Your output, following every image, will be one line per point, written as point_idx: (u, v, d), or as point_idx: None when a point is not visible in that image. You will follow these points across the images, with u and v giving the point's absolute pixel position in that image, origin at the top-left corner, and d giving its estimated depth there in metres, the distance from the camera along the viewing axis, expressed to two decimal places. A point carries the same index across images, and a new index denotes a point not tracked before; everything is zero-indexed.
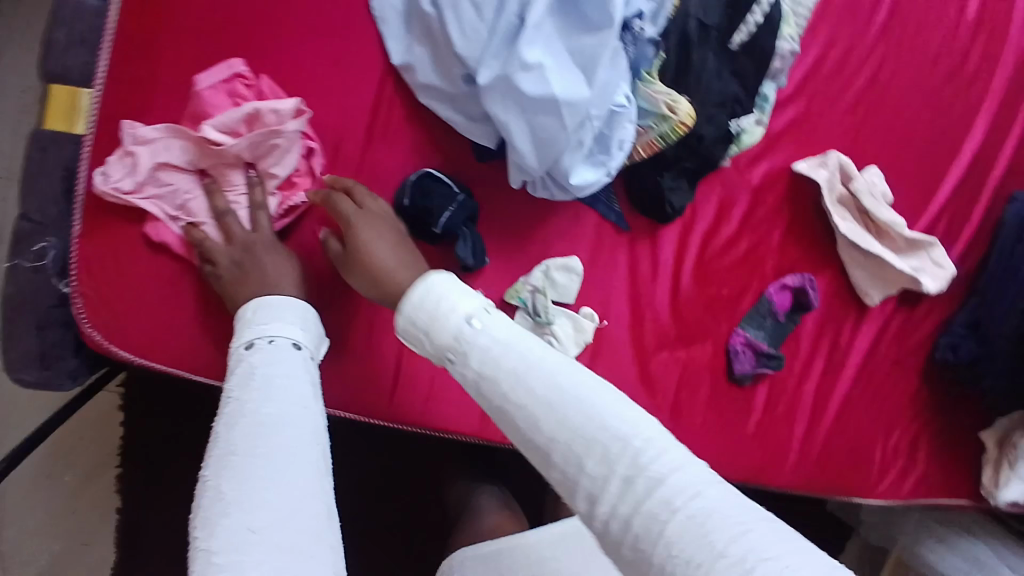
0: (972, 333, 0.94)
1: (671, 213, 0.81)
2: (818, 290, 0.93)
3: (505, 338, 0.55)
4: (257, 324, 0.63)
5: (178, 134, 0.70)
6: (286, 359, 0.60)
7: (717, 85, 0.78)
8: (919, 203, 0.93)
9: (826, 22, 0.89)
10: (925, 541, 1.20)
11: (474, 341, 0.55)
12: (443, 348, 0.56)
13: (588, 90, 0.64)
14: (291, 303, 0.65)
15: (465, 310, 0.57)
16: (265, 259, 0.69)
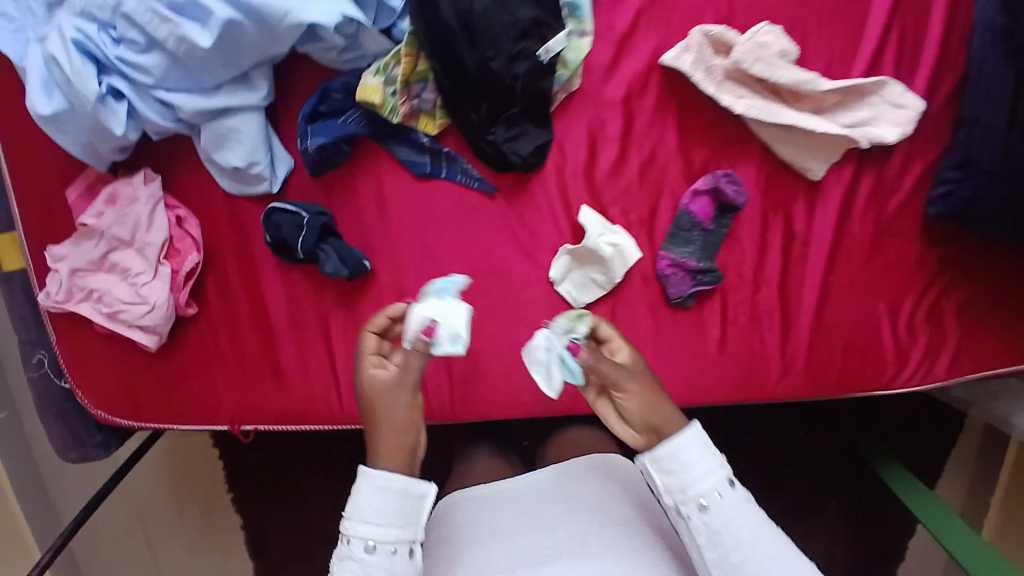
0: (964, 173, 0.80)
1: (521, 163, 0.76)
2: (740, 182, 0.82)
3: (749, 526, 0.60)
4: (360, 518, 0.59)
5: (74, 241, 0.77)
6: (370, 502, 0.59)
7: (506, 20, 0.72)
8: (822, 55, 0.82)
9: None
10: None
11: (724, 495, 0.60)
12: (692, 498, 0.60)
13: None
14: (362, 489, 0.59)
15: (721, 474, 0.61)
16: (394, 398, 0.63)
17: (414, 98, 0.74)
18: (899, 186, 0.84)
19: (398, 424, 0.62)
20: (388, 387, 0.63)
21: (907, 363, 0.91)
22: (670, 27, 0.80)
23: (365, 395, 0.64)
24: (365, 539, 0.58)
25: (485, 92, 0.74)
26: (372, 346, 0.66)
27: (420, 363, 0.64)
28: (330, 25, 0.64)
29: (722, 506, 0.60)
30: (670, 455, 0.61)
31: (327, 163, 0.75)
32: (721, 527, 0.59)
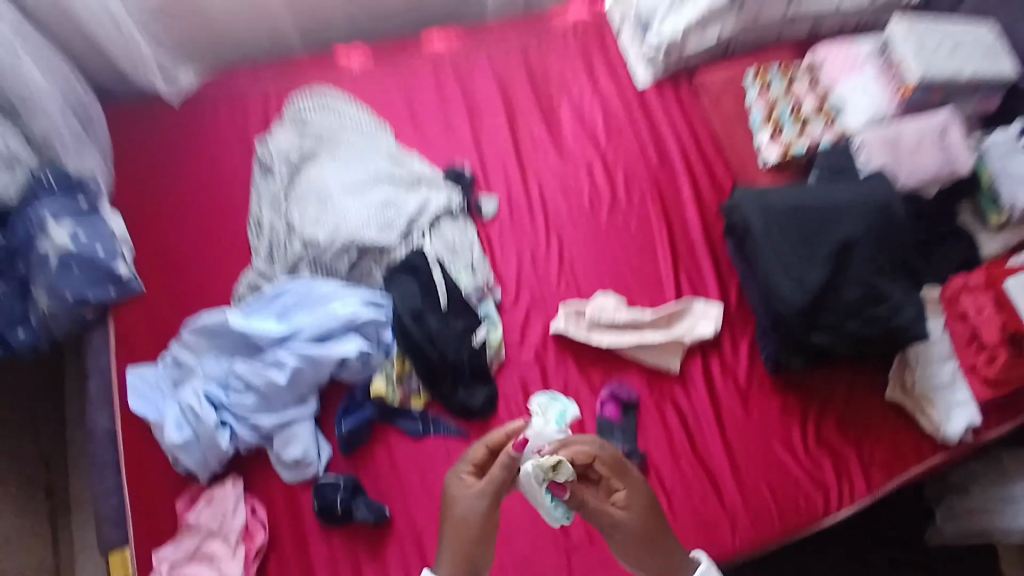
0: (771, 338, 1.18)
1: (481, 409, 1.14)
2: (631, 386, 1.19)
3: None
4: None
5: (177, 543, 1.06)
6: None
7: (448, 331, 1.16)
8: (651, 296, 1.28)
9: (509, 243, 1.32)
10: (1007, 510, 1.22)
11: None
12: None
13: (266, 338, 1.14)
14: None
15: None
16: (465, 497, 0.83)
17: (406, 387, 1.15)
18: (738, 360, 1.22)
19: (471, 530, 0.81)
20: (468, 502, 0.82)
21: (830, 489, 1.11)
22: (550, 309, 1.26)
23: (450, 498, 0.84)
24: None
25: (444, 374, 1.15)
26: (478, 457, 0.86)
27: (495, 474, 0.82)
28: (353, 355, 1.12)
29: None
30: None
31: (353, 442, 1.11)
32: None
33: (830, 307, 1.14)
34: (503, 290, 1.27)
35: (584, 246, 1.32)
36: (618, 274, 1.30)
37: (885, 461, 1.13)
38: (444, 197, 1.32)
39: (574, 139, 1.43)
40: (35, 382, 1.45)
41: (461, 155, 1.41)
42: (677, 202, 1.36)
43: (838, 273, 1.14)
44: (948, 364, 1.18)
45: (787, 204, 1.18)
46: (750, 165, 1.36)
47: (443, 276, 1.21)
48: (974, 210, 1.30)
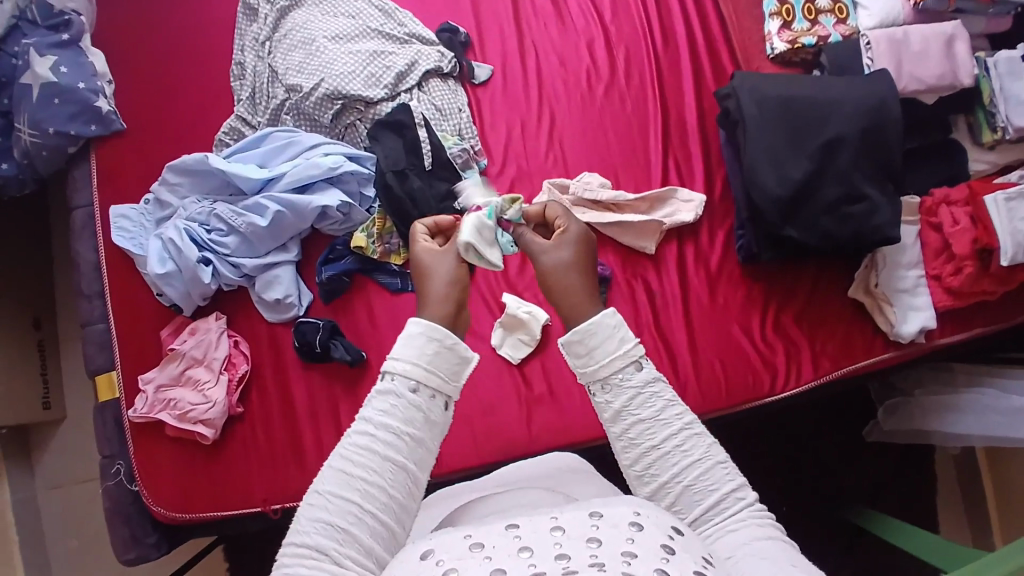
0: (747, 229, 1.20)
1: None
2: (607, 264, 1.24)
3: (640, 387, 0.64)
4: (409, 349, 0.62)
5: (160, 367, 1.14)
6: (422, 340, 0.63)
7: (431, 190, 1.13)
8: (635, 180, 1.27)
9: (500, 112, 1.28)
10: (947, 418, 1.34)
11: (629, 375, 0.64)
12: (594, 381, 0.65)
13: (246, 182, 1.13)
14: (412, 334, 0.63)
15: (623, 351, 0.65)
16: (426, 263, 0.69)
17: (386, 244, 1.16)
18: (712, 249, 1.25)
19: (444, 283, 0.67)
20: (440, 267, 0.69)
21: (778, 373, 1.19)
22: (536, 184, 1.25)
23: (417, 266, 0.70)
24: (398, 375, 0.62)
25: None
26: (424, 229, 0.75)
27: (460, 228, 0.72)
28: (332, 206, 1.12)
29: (625, 386, 0.64)
30: (578, 338, 0.65)
31: (333, 288, 1.15)
32: (624, 404, 0.64)
33: (811, 204, 1.10)
34: (489, 160, 1.24)
35: (575, 124, 1.28)
36: (607, 156, 1.28)
37: (836, 353, 1.21)
38: (435, 54, 1.24)
39: (577, 12, 1.35)
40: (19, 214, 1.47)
41: (456, 18, 1.33)
42: (676, 86, 1.31)
43: (825, 166, 1.10)
44: (916, 271, 1.20)
45: (786, 94, 1.12)
46: (756, 52, 1.28)
47: (428, 136, 1.16)
48: (970, 124, 1.25)
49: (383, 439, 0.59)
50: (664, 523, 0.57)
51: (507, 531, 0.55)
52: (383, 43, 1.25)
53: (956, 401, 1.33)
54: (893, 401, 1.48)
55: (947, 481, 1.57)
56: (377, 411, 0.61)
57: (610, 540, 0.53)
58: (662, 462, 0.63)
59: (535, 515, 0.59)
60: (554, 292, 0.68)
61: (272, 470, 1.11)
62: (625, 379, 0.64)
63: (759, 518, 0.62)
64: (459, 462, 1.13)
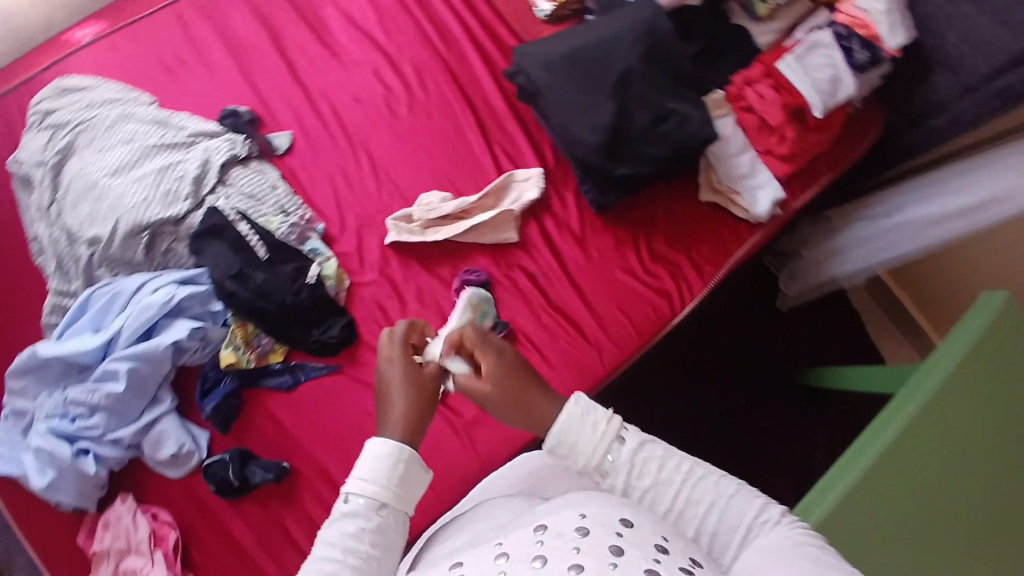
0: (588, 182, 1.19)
1: (339, 337, 1.12)
2: (481, 268, 1.22)
3: (631, 459, 0.64)
4: (374, 470, 0.64)
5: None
6: (386, 458, 0.65)
7: (278, 279, 1.08)
8: (473, 179, 1.25)
9: (315, 170, 1.21)
10: (835, 263, 1.44)
11: (616, 453, 0.65)
12: (593, 473, 0.66)
13: (87, 354, 1.05)
14: (381, 455, 0.65)
15: (601, 433, 0.65)
16: (394, 374, 0.76)
17: (257, 348, 1.10)
18: (570, 212, 1.27)
19: (403, 402, 0.73)
20: (404, 377, 0.75)
21: (672, 296, 1.24)
22: (381, 225, 1.20)
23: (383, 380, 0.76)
24: (363, 495, 0.63)
25: (290, 321, 1.09)
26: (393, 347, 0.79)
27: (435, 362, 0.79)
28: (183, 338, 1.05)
29: (618, 464, 0.65)
30: (557, 441, 0.67)
31: (223, 415, 1.09)
32: (625, 481, 0.64)
33: (628, 138, 1.14)
34: (326, 222, 1.18)
35: (394, 151, 1.24)
36: (438, 168, 1.24)
37: (717, 255, 1.26)
38: (224, 142, 1.16)
39: (350, 43, 1.30)
40: None
41: (231, 96, 1.25)
42: (472, 74, 1.29)
43: (625, 98, 1.13)
44: (746, 154, 1.26)
45: (565, 49, 1.14)
46: (529, 19, 1.31)
47: (251, 228, 1.10)
48: (744, 8, 1.32)
49: (351, 563, 0.60)
50: (611, 519, 0.57)
51: (458, 568, 0.60)
52: (168, 156, 1.16)
53: (836, 245, 1.44)
54: (789, 266, 1.59)
55: (871, 312, 1.67)
56: (348, 539, 0.61)
57: (555, 553, 0.53)
58: (680, 518, 0.62)
59: (486, 547, 0.63)
60: (510, 406, 0.73)
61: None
62: (614, 457, 0.65)
63: (788, 528, 0.59)
64: (426, 517, 1.11)
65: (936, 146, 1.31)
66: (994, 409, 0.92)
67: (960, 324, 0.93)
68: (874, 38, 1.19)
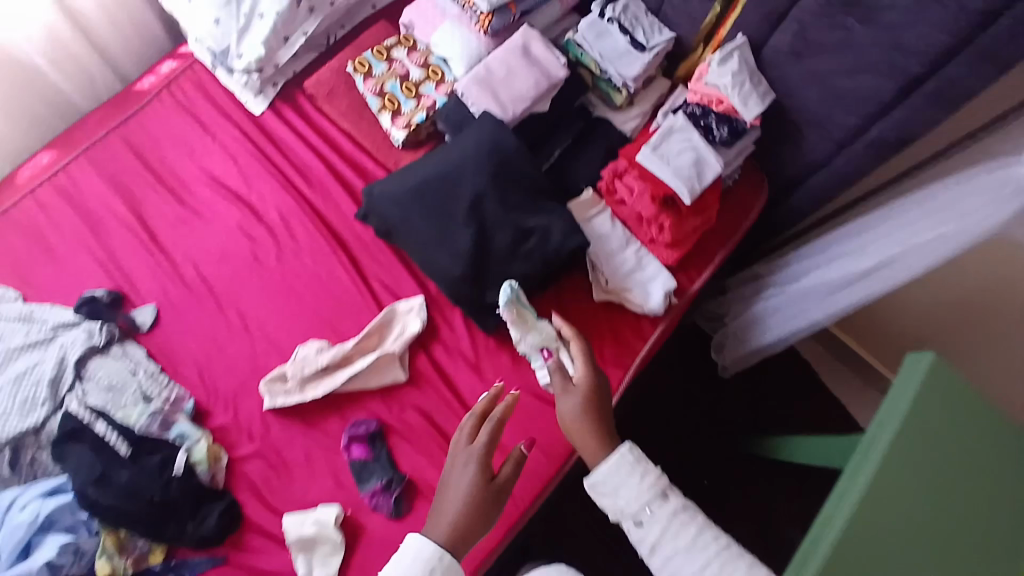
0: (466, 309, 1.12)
1: (216, 531, 1.02)
2: (370, 417, 1.14)
3: (670, 544, 0.80)
4: (409, 566, 0.85)
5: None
6: (411, 571, 0.85)
7: (139, 477, 0.99)
8: (352, 320, 1.18)
9: (181, 341, 1.14)
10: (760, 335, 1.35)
11: (661, 503, 0.83)
12: (628, 517, 0.83)
13: None
14: (417, 557, 0.86)
15: (648, 494, 0.83)
16: (452, 474, 0.93)
17: (135, 552, 1.01)
18: (460, 335, 1.20)
19: (456, 506, 0.90)
20: (460, 477, 0.92)
21: None
22: (255, 390, 1.12)
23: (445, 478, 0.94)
24: None
25: (157, 521, 0.99)
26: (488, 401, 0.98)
27: (512, 461, 0.96)
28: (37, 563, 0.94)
29: (655, 519, 0.82)
30: (602, 479, 0.85)
31: None
32: (658, 537, 0.81)
33: (493, 259, 1.07)
34: (196, 396, 1.11)
35: (264, 305, 1.18)
36: (312, 315, 1.18)
37: (626, 355, 1.18)
38: (81, 334, 1.09)
39: (209, 199, 1.25)
40: None
41: (87, 278, 1.19)
42: (337, 210, 1.24)
43: (482, 222, 1.07)
44: (631, 246, 1.22)
45: (413, 180, 1.10)
46: (385, 145, 1.26)
47: (108, 425, 1.01)
48: (602, 97, 1.32)
49: None
50: None
51: None
52: (27, 354, 1.08)
53: (761, 312, 1.35)
54: (719, 336, 1.49)
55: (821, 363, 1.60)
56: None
57: None
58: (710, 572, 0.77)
59: None
60: (591, 422, 0.90)
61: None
62: (654, 512, 0.82)
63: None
64: None
65: (851, 189, 1.25)
66: (944, 493, 0.80)
67: (888, 403, 0.84)
68: (728, 112, 1.19)
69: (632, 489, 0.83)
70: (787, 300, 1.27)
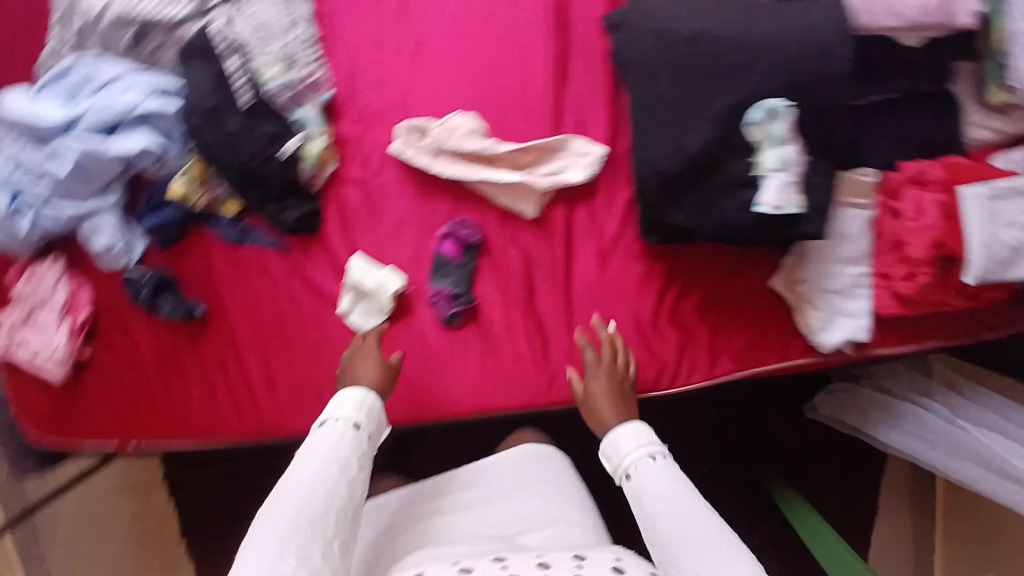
0: None
1: (290, 227, 1.01)
2: (478, 225, 1.05)
3: (663, 480, 0.81)
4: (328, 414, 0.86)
5: (8, 308, 1.11)
6: (340, 440, 0.83)
7: (251, 135, 0.95)
8: (523, 122, 1.02)
9: (350, 23, 1.02)
10: (882, 426, 1.22)
11: (651, 461, 0.85)
12: (618, 468, 0.87)
13: (45, 123, 0.96)
14: (343, 399, 0.88)
15: (653, 448, 0.86)
16: (355, 364, 0.98)
17: (212, 192, 1.01)
18: (609, 214, 1.03)
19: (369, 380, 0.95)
20: (368, 367, 0.96)
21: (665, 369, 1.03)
22: (392, 122, 1.02)
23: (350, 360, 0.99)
24: (329, 420, 0.85)
25: (247, 183, 0.98)
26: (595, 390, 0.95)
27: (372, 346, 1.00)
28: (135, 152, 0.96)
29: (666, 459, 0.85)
30: (609, 442, 0.89)
31: (170, 239, 1.05)
32: (640, 488, 0.82)
33: (710, 177, 0.86)
34: (335, 89, 1.01)
35: (446, 39, 1.02)
36: (485, 84, 1.01)
37: (752, 356, 1.03)
38: None
39: None
40: None
41: None
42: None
43: (731, 128, 0.83)
44: (856, 267, 0.98)
45: (698, 23, 0.83)
46: None
47: (243, 65, 0.95)
48: (978, 77, 0.97)
49: (337, 450, 0.81)
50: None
51: None
52: None
53: (895, 409, 1.21)
54: (836, 386, 1.32)
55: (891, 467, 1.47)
56: (337, 448, 0.82)
57: None
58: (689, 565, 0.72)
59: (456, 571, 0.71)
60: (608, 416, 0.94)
61: (139, 421, 1.12)
62: (638, 466, 0.85)
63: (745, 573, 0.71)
64: (306, 428, 1.08)
65: None
66: None
67: None
68: None
69: (637, 462, 0.85)
70: (943, 426, 1.13)
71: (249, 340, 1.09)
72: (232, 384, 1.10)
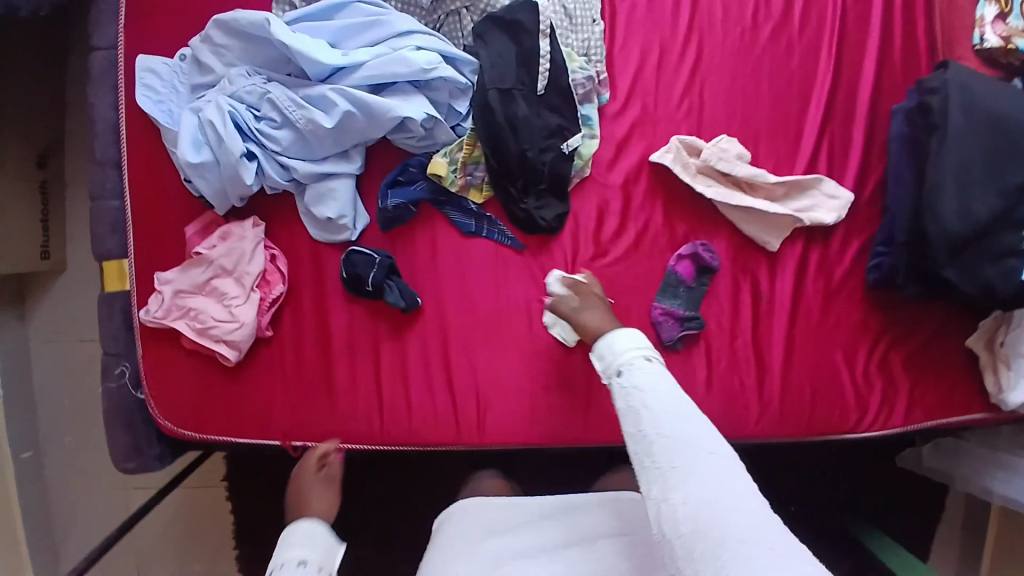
0: (891, 248, 1.02)
1: (547, 224, 0.98)
2: (716, 251, 1.03)
3: (657, 396, 0.69)
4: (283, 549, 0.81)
5: (181, 268, 0.96)
6: None
7: (537, 122, 0.94)
8: (778, 159, 1.03)
9: (636, 30, 1.04)
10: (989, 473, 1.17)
11: (640, 364, 0.73)
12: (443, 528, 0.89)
13: (317, 65, 0.89)
14: (295, 534, 0.82)
15: (641, 353, 0.75)
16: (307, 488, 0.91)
17: (468, 175, 0.97)
18: (841, 260, 1.06)
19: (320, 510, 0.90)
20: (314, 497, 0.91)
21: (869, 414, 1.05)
22: (657, 136, 1.03)
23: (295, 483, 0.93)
24: (282, 560, 0.79)
25: (520, 170, 0.95)
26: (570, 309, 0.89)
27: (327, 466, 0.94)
28: (416, 118, 0.90)
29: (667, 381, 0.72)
30: (599, 351, 0.78)
31: (399, 220, 0.97)
32: (635, 414, 0.70)
33: (983, 241, 0.90)
34: (612, 92, 1.03)
35: (726, 65, 1.04)
36: (754, 114, 1.03)
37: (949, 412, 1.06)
38: None
39: None
40: (38, 40, 1.22)
41: None
42: (853, 52, 1.06)
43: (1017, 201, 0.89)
44: None
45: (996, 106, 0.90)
46: (964, 34, 1.02)
47: (550, 50, 0.96)
48: None
49: None
50: None
51: None
52: None
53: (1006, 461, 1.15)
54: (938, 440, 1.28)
55: None
56: None
57: None
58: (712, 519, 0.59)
59: None
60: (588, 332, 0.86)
61: (314, 413, 0.99)
62: (627, 374, 0.73)
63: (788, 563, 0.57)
64: (503, 439, 0.98)
65: None
66: None
67: None
68: None
69: (630, 361, 0.74)
70: None
71: (460, 335, 0.99)
72: (431, 378, 0.99)
